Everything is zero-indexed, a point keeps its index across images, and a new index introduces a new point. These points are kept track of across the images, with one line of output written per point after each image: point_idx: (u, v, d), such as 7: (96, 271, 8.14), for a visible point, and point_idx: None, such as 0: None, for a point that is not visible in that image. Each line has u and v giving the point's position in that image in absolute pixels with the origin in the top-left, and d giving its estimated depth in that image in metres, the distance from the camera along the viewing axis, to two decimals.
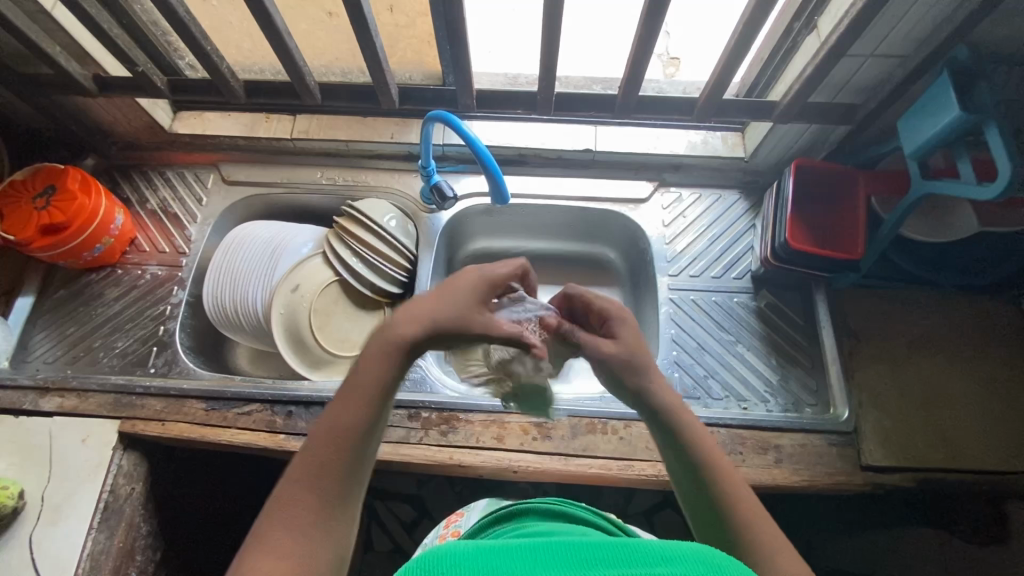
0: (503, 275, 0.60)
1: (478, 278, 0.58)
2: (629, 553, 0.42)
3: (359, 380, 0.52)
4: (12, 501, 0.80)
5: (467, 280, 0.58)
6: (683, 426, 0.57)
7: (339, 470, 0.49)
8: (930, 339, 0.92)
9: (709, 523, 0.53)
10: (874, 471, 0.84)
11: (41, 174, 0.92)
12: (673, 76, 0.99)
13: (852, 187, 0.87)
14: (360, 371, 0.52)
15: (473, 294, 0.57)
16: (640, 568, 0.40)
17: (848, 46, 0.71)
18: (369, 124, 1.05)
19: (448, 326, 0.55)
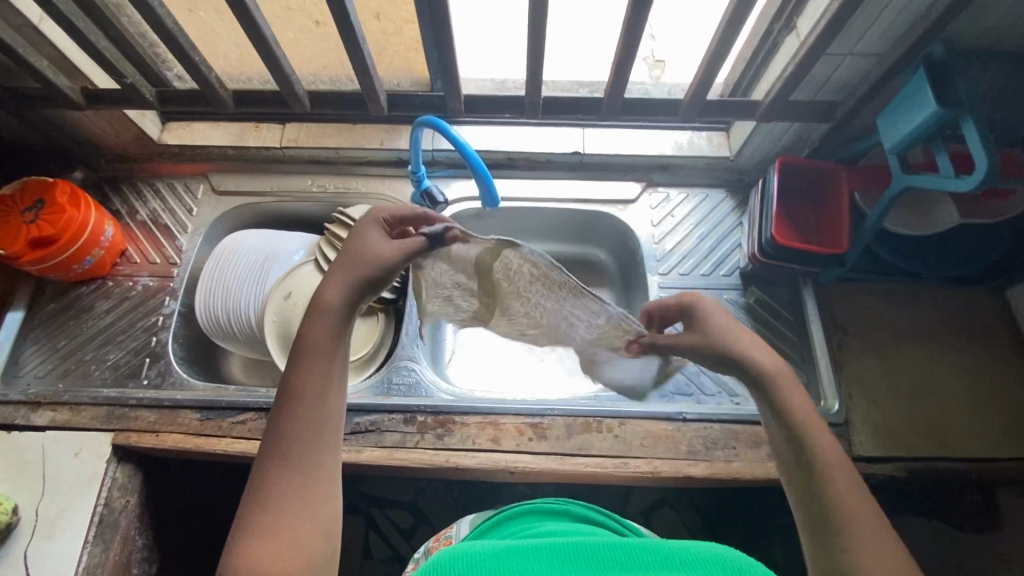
0: (392, 210, 0.63)
1: (372, 221, 0.61)
2: (646, 559, 0.45)
3: (310, 341, 0.53)
4: (5, 517, 0.79)
5: (364, 228, 0.61)
6: (805, 441, 0.53)
7: (305, 442, 0.50)
8: (916, 330, 0.94)
9: (814, 537, 0.50)
10: (866, 462, 0.85)
11: (29, 187, 0.92)
12: (659, 78, 1.01)
13: (836, 184, 0.89)
14: (308, 332, 0.54)
15: (375, 237, 0.60)
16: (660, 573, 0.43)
17: (826, 45, 0.73)
18: (358, 131, 1.06)
19: (372, 272, 0.57)
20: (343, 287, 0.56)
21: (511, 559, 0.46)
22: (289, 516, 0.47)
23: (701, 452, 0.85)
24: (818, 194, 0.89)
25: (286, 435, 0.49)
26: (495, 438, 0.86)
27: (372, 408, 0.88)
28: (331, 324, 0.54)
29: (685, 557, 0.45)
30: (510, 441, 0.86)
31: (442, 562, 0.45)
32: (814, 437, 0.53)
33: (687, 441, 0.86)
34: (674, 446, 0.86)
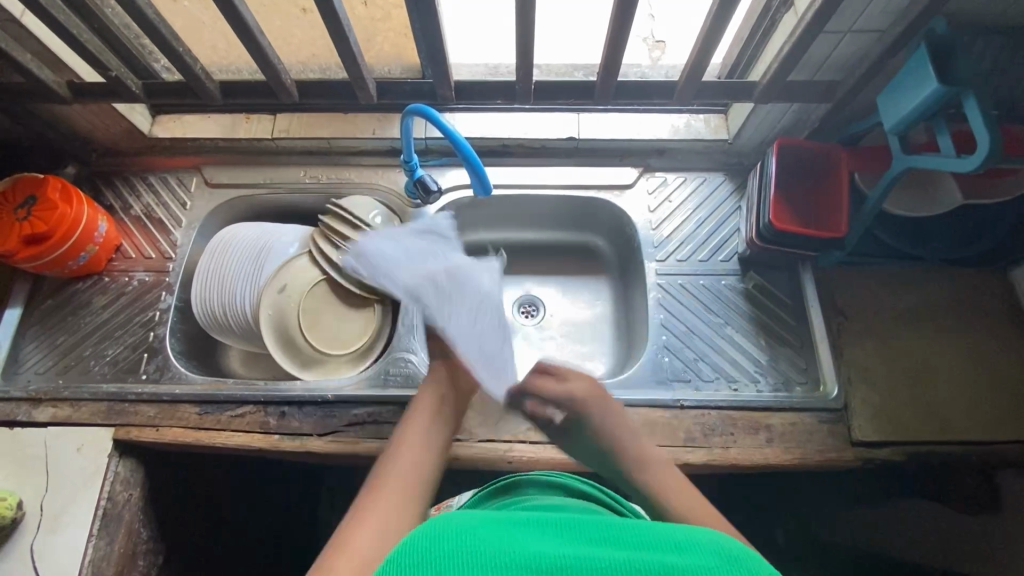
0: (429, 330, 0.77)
1: (445, 372, 0.76)
2: (643, 541, 0.45)
3: (399, 466, 0.61)
4: (10, 512, 0.81)
5: (436, 378, 0.76)
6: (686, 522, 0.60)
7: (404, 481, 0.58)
8: (917, 313, 0.93)
9: None
10: (865, 446, 0.85)
11: (21, 184, 0.91)
12: (659, 60, 0.99)
13: (836, 165, 0.87)
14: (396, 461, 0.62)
15: (447, 386, 0.75)
16: (654, 554, 0.42)
17: (825, 23, 0.71)
18: (350, 120, 1.05)
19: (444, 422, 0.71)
20: (428, 418, 0.70)
21: (506, 535, 0.46)
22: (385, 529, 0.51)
23: (699, 439, 0.85)
24: (818, 176, 0.87)
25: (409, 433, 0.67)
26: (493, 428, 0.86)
27: (369, 399, 0.88)
28: (415, 460, 0.62)
29: (682, 543, 0.44)
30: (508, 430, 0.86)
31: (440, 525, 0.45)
32: (675, 502, 0.62)
33: (685, 428, 0.86)
34: (672, 433, 0.85)
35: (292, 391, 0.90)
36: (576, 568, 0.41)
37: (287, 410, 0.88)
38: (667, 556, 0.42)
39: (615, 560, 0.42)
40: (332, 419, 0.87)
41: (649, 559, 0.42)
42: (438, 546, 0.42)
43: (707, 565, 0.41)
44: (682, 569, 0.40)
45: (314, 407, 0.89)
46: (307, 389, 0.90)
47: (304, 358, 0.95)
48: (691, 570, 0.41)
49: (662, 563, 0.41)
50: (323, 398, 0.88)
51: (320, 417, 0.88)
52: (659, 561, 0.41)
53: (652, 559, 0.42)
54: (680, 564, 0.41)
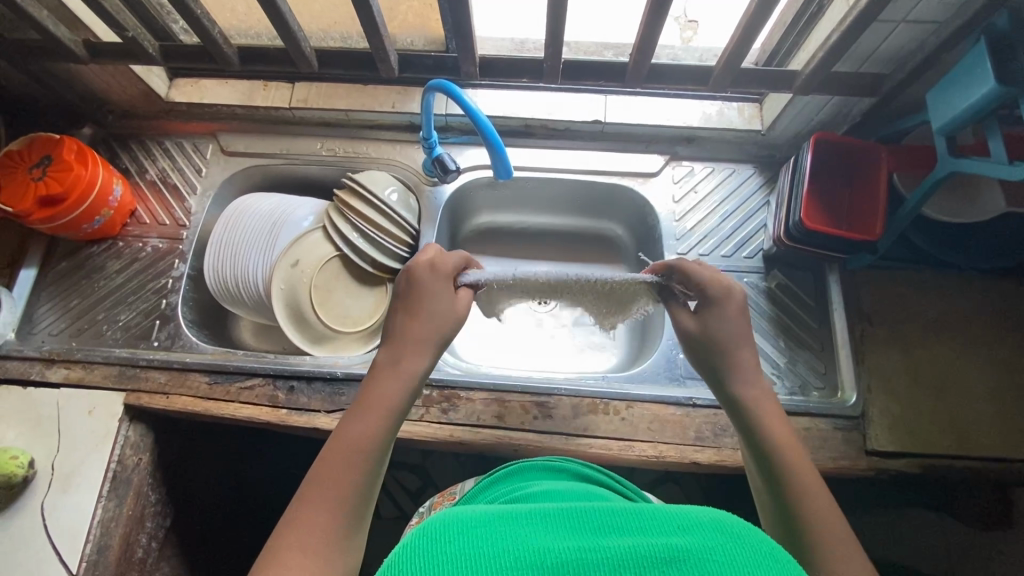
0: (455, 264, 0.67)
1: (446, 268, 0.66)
2: (644, 523, 0.43)
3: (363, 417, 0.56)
4: (22, 470, 0.82)
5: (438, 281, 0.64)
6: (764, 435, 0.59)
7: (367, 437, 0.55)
8: (946, 323, 0.90)
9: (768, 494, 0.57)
10: (879, 456, 0.83)
11: (36, 143, 0.90)
12: (690, 41, 0.94)
13: (875, 163, 0.82)
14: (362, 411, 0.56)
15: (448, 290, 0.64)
16: (656, 537, 0.41)
17: (879, 13, 0.66)
18: (369, 92, 1.01)
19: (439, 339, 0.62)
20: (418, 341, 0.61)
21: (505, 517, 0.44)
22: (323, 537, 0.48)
23: (709, 439, 0.84)
24: (853, 174, 0.83)
25: (374, 406, 0.57)
26: (500, 415, 0.85)
27: None
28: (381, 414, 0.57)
29: (682, 523, 0.43)
30: (515, 418, 0.85)
31: (434, 525, 0.42)
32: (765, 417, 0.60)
33: (695, 427, 0.84)
34: (682, 431, 0.84)
35: (301, 366, 0.89)
36: (577, 560, 0.39)
37: (296, 385, 0.88)
38: (669, 538, 0.40)
39: (617, 550, 0.40)
40: (339, 397, 0.87)
41: (649, 543, 0.40)
42: (435, 550, 0.40)
43: (711, 545, 0.40)
44: (687, 554, 0.39)
45: (322, 383, 0.88)
46: (316, 365, 0.90)
47: (314, 334, 0.94)
48: (696, 554, 0.39)
49: (665, 546, 0.39)
50: (332, 374, 0.88)
51: (328, 394, 0.87)
52: (661, 544, 0.40)
53: (655, 543, 0.40)
54: (684, 546, 0.40)
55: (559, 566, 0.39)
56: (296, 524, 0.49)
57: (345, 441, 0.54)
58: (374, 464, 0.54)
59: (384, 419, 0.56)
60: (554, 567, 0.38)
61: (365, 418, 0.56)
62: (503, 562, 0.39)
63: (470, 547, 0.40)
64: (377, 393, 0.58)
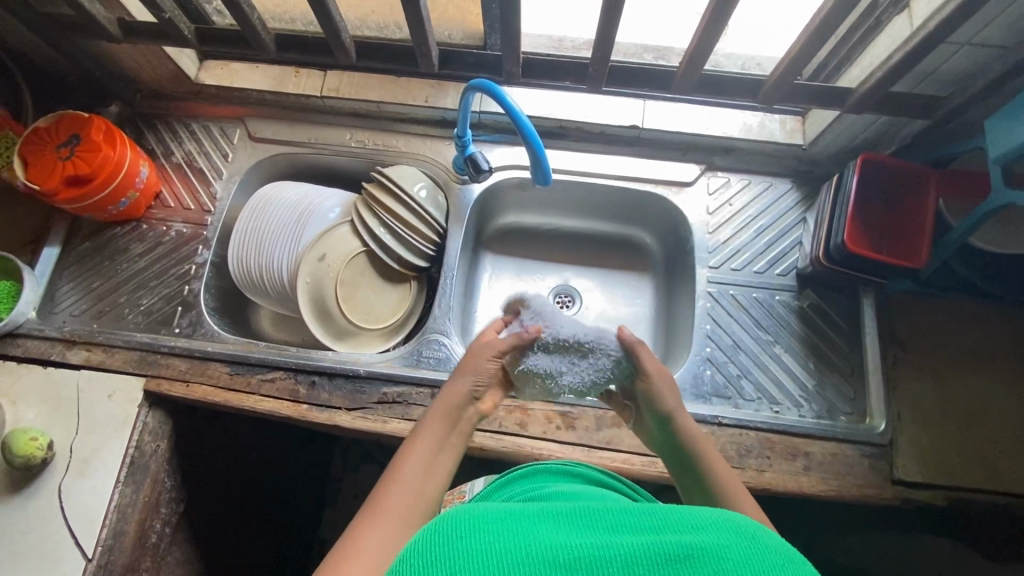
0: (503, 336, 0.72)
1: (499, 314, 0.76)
2: (658, 522, 0.42)
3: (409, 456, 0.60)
4: (41, 452, 0.82)
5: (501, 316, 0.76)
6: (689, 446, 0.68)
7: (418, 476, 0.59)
8: (980, 354, 0.88)
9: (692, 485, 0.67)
10: (905, 486, 0.82)
11: (64, 121, 0.88)
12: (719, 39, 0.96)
13: (923, 188, 0.79)
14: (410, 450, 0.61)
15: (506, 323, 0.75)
16: (669, 535, 0.40)
17: (947, 36, 0.64)
18: (402, 85, 1.00)
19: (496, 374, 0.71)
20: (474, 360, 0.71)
21: (516, 515, 0.44)
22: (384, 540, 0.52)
23: (734, 459, 0.82)
24: (899, 196, 0.80)
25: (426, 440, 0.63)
26: (522, 422, 0.84)
27: (399, 379, 0.87)
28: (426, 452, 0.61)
29: (695, 522, 0.41)
30: (538, 427, 0.84)
31: (449, 520, 0.42)
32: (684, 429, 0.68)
33: (720, 446, 0.83)
34: None
35: (322, 361, 0.88)
36: (588, 557, 0.38)
37: (317, 380, 0.87)
38: (682, 535, 0.39)
39: (630, 546, 0.39)
40: (361, 395, 0.86)
41: (663, 541, 0.39)
42: (451, 544, 0.40)
43: (728, 546, 0.39)
44: (701, 552, 0.38)
45: (344, 380, 0.87)
46: (337, 361, 0.89)
47: (336, 329, 0.93)
48: (712, 552, 0.38)
49: (679, 544, 0.38)
50: (354, 372, 0.87)
51: (349, 391, 0.87)
52: (674, 542, 0.39)
53: (669, 540, 0.39)
54: (698, 545, 0.38)
55: (571, 562, 0.38)
56: (364, 526, 0.53)
57: (402, 462, 0.60)
58: (427, 485, 0.58)
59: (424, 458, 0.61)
60: (564, 564, 0.38)
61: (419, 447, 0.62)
62: (512, 557, 0.38)
63: (486, 541, 0.40)
64: (428, 431, 0.64)
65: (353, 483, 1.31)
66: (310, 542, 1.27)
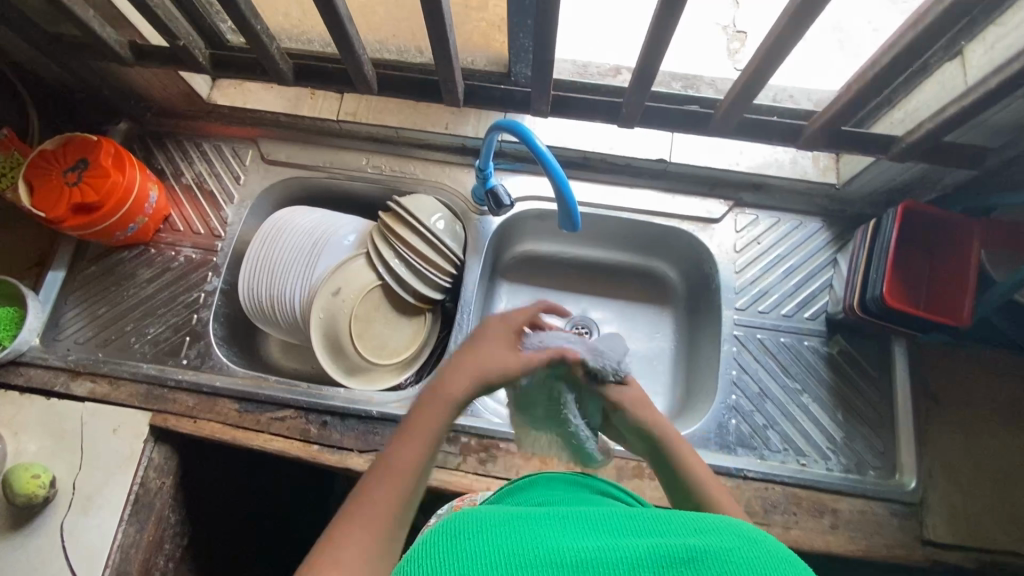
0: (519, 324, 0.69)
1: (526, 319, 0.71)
2: (656, 529, 0.40)
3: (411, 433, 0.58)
4: (44, 490, 0.79)
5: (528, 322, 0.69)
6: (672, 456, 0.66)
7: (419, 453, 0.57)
8: (1015, 410, 0.85)
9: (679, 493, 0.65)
10: (935, 547, 0.79)
11: (71, 144, 0.85)
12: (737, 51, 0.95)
13: (967, 238, 0.75)
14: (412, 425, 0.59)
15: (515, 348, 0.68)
16: (674, 538, 0.38)
17: (1009, 93, 0.60)
18: (422, 110, 0.96)
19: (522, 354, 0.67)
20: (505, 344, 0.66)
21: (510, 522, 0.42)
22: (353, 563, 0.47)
23: (759, 515, 0.79)
24: (935, 250, 0.78)
25: (403, 453, 0.56)
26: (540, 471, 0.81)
27: None
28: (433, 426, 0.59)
29: (702, 527, 0.40)
30: None
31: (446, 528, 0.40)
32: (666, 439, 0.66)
33: (745, 500, 0.80)
34: None
35: (334, 400, 0.85)
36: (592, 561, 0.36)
37: (329, 420, 0.84)
38: (687, 539, 0.38)
39: (635, 549, 0.37)
40: (374, 436, 0.83)
41: (664, 546, 0.37)
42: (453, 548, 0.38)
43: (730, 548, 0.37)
44: (705, 554, 0.36)
45: (356, 421, 0.84)
46: (349, 400, 0.86)
47: (348, 365, 0.90)
48: (716, 555, 0.36)
49: (685, 547, 0.37)
50: (367, 412, 0.84)
51: (362, 433, 0.84)
52: (675, 546, 0.37)
53: (673, 543, 0.37)
54: (700, 547, 0.37)
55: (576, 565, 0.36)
56: (356, 518, 0.51)
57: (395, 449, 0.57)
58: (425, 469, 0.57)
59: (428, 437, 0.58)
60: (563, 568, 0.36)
61: (396, 461, 0.56)
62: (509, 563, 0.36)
63: (490, 545, 0.38)
64: (423, 416, 0.60)
65: None
66: None
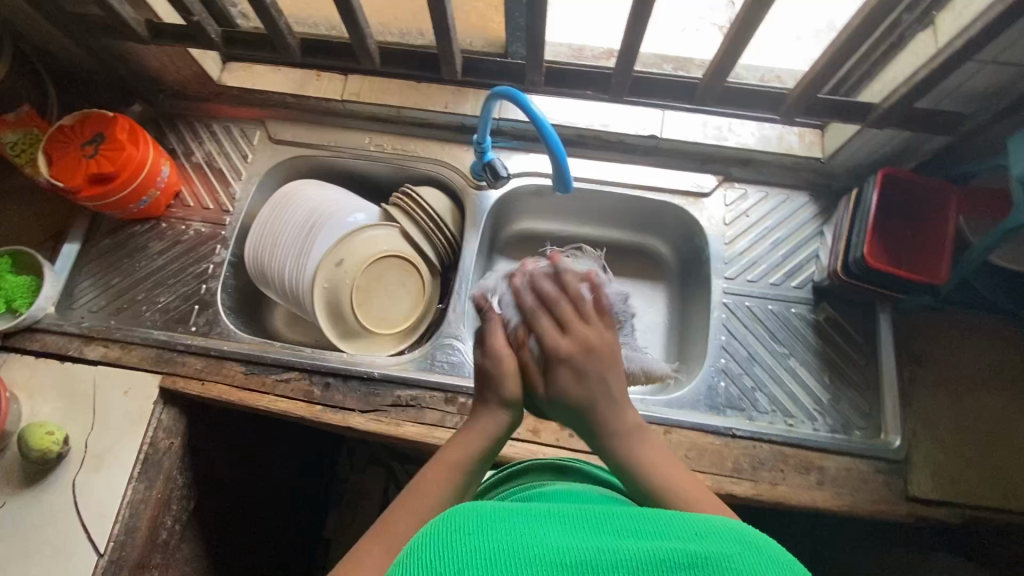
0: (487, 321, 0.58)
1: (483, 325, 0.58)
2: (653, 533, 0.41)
3: (427, 488, 0.55)
4: (57, 447, 0.82)
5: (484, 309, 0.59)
6: None
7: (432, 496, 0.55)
8: (998, 372, 0.87)
9: None
10: (919, 503, 0.81)
11: (89, 120, 0.89)
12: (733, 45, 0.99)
13: (944, 205, 0.80)
14: (426, 482, 0.55)
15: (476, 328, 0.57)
16: (672, 543, 0.40)
17: (973, 54, 0.64)
18: (422, 90, 1.00)
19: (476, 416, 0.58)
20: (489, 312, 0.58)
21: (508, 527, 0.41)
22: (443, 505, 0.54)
23: (746, 471, 0.82)
24: (918, 212, 0.80)
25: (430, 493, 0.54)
26: (535, 429, 0.84)
27: (413, 383, 0.87)
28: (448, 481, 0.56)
29: (695, 530, 0.42)
30: (551, 434, 0.84)
31: (453, 521, 0.42)
32: None
33: (732, 458, 0.83)
34: (719, 461, 0.82)
35: (333, 362, 0.89)
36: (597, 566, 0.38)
37: (332, 382, 0.88)
38: (687, 544, 0.40)
39: (633, 551, 0.39)
40: (375, 398, 0.87)
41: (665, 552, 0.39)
42: (460, 544, 0.40)
43: (729, 553, 0.39)
44: (704, 561, 0.38)
45: (358, 382, 0.88)
46: (349, 363, 0.89)
47: (344, 330, 0.94)
48: (714, 560, 0.38)
49: (683, 552, 0.39)
50: (368, 374, 0.87)
51: (363, 394, 0.87)
52: (676, 550, 0.39)
53: (673, 547, 0.39)
54: (701, 553, 0.39)
55: (579, 566, 0.38)
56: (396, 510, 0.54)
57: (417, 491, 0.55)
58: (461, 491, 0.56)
59: (455, 477, 0.56)
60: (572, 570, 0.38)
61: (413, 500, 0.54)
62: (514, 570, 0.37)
63: (497, 540, 0.40)
64: (430, 485, 0.55)
65: (361, 485, 1.32)
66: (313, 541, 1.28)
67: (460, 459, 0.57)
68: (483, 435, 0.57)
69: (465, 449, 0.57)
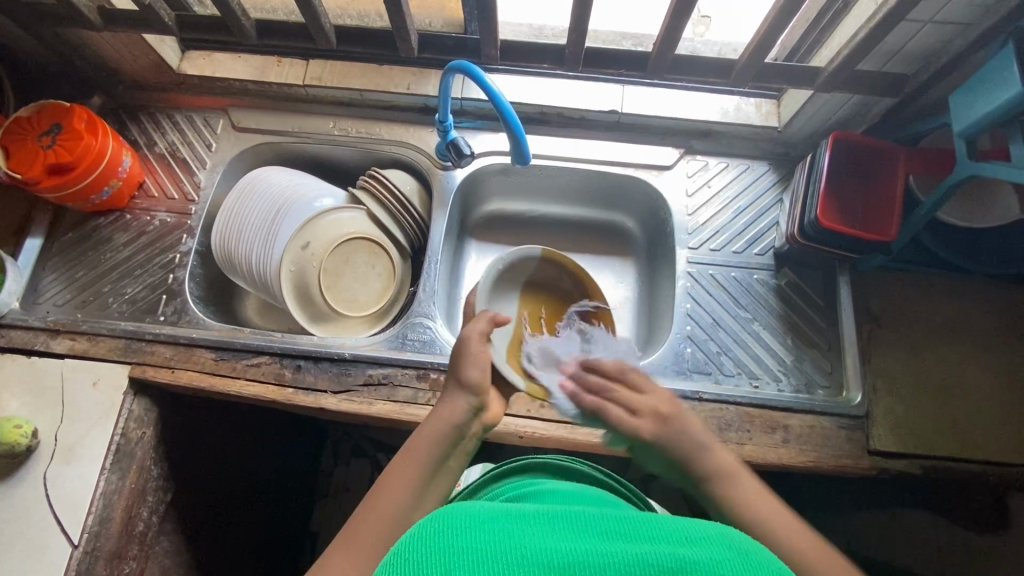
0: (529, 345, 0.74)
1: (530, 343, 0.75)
2: (641, 535, 0.39)
3: (393, 477, 0.58)
4: (26, 439, 0.81)
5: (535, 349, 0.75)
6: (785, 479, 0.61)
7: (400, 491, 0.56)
8: (952, 327, 0.90)
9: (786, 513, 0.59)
10: (881, 456, 0.83)
11: (46, 111, 0.88)
12: (704, 35, 0.95)
13: (892, 166, 0.82)
14: (392, 474, 0.58)
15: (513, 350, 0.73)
16: (663, 545, 0.37)
17: (907, 12, 0.66)
18: (384, 73, 1.01)
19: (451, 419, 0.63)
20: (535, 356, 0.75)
21: (485, 527, 0.39)
22: (413, 492, 0.57)
23: (714, 433, 0.83)
24: (871, 174, 0.83)
25: (394, 485, 0.57)
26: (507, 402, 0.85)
27: (384, 361, 0.88)
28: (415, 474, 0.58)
29: (690, 534, 0.39)
30: (522, 406, 0.85)
31: (429, 524, 0.40)
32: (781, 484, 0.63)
33: (700, 420, 0.84)
34: None
35: (303, 345, 0.89)
36: (579, 565, 0.35)
37: (303, 364, 0.88)
38: (676, 548, 0.37)
39: (623, 554, 0.36)
40: (346, 378, 0.87)
41: (651, 555, 0.36)
42: (437, 547, 0.37)
43: (721, 561, 0.36)
44: (693, 566, 0.35)
45: (330, 363, 0.88)
46: (319, 345, 0.89)
47: (315, 312, 0.95)
48: (703, 567, 0.35)
49: (673, 555, 0.36)
50: (339, 355, 0.88)
51: (335, 374, 0.87)
52: (664, 554, 0.36)
53: (661, 551, 0.36)
54: (690, 558, 0.36)
55: (565, 567, 0.35)
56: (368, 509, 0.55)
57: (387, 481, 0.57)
58: (428, 477, 0.59)
59: (420, 468, 0.59)
60: (557, 570, 0.35)
61: (383, 492, 0.56)
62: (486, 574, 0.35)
63: (479, 541, 0.37)
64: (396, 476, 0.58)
65: (344, 475, 1.32)
66: (298, 535, 1.27)
67: (430, 443, 0.61)
68: (442, 423, 0.63)
69: (429, 437, 0.62)
